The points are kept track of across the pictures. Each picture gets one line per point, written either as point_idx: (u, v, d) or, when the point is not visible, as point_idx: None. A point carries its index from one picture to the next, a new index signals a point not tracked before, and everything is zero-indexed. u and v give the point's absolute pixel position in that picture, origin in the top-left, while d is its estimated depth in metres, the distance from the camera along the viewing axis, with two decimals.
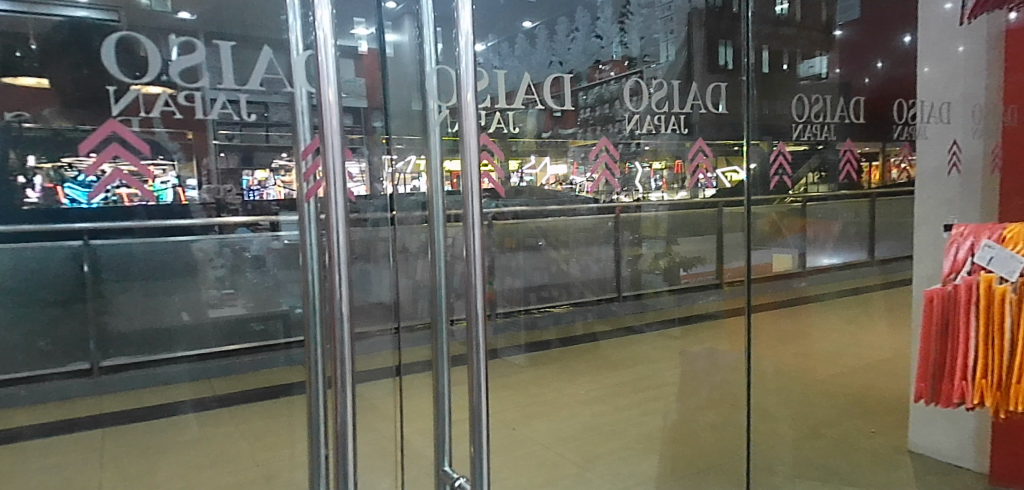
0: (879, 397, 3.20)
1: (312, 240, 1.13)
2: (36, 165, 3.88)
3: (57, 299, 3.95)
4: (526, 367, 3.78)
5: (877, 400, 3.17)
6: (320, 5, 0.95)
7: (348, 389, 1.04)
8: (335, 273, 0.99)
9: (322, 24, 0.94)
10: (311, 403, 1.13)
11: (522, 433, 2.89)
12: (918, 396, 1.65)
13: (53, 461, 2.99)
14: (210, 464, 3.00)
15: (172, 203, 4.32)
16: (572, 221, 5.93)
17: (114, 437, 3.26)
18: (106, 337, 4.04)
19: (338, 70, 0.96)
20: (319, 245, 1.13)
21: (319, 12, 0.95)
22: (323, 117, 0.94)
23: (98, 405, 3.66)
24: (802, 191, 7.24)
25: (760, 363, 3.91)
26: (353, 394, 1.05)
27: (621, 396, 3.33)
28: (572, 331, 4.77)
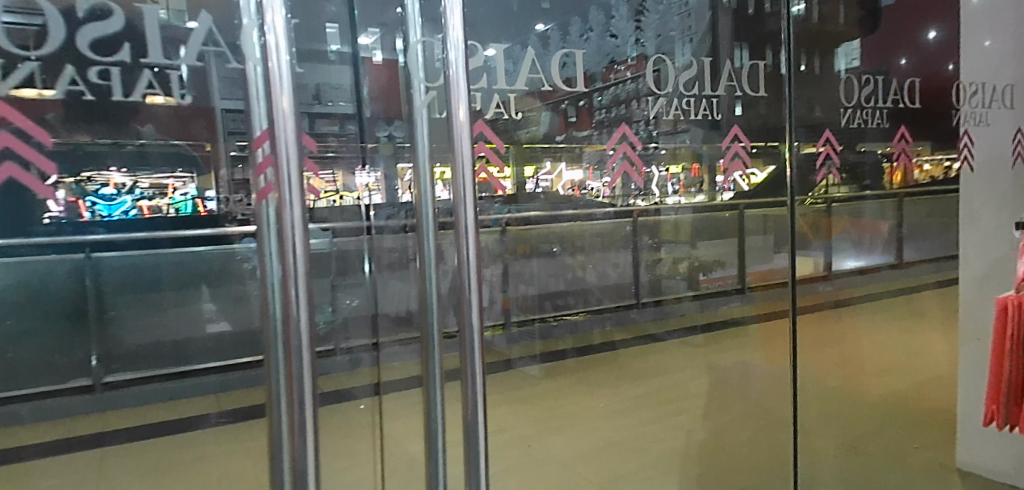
0: (922, 410, 3.01)
1: (271, 250, 1.13)
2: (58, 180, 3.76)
3: (65, 313, 3.99)
4: (542, 379, 3.62)
5: (922, 413, 2.96)
6: (272, 7, 1.10)
7: (307, 397, 1.18)
8: (292, 286, 1.13)
9: (273, 27, 1.08)
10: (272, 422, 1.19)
11: (538, 451, 2.72)
12: (993, 418, 1.75)
13: (49, 483, 2.89)
14: (216, 484, 2.89)
15: (194, 215, 4.28)
16: (589, 225, 5.91)
17: (120, 456, 3.18)
18: (110, 352, 4.03)
19: (290, 74, 1.09)
20: (278, 255, 1.13)
21: (270, 16, 1.09)
22: (277, 118, 1.09)
23: (103, 423, 3.57)
24: (824, 192, 6.88)
25: (790, 374, 3.72)
26: (311, 400, 1.19)
27: (643, 410, 3.15)
28: (589, 339, 4.59)
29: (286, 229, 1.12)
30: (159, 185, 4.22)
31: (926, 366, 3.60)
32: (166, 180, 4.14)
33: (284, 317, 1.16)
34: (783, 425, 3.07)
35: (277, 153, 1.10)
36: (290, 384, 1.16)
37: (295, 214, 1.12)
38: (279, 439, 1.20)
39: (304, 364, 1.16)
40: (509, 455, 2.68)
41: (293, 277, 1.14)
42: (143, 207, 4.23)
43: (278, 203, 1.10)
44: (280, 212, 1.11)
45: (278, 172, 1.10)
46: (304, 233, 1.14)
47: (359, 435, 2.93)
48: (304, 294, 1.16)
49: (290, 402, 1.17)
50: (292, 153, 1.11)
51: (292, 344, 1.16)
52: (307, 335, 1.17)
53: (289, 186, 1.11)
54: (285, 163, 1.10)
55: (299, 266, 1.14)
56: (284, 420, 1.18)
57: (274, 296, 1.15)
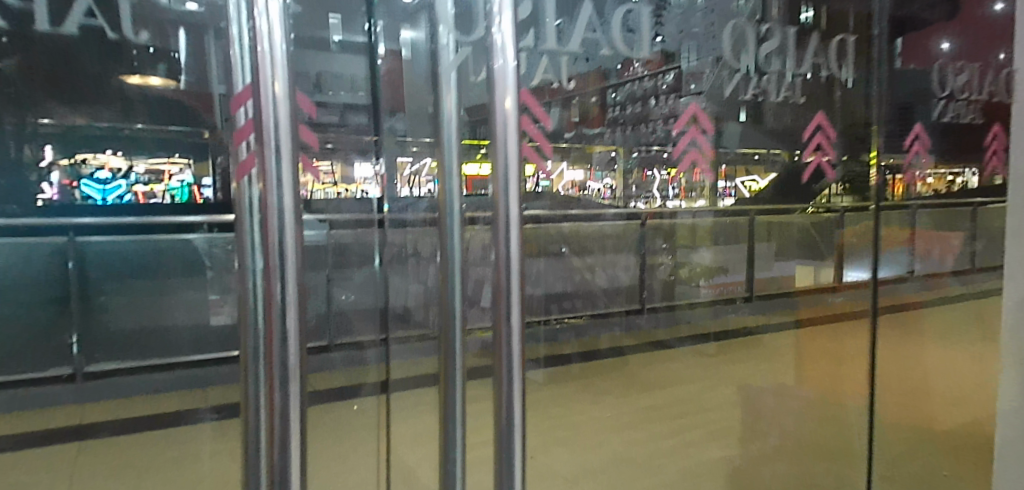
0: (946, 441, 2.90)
1: (253, 238, 1.03)
2: (55, 161, 4.28)
3: (50, 298, 3.96)
4: (546, 385, 3.45)
5: (947, 447, 2.85)
6: None
7: (291, 398, 1.08)
8: (274, 278, 1.03)
9: None
10: (250, 421, 1.10)
11: (543, 463, 2.56)
12: None
13: (16, 479, 2.73)
14: (205, 481, 2.74)
15: (189, 203, 4.38)
16: (596, 226, 5.72)
17: (104, 447, 3.03)
18: (91, 340, 3.98)
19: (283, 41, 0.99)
20: (261, 244, 1.03)
21: None
22: (262, 91, 0.98)
23: (84, 416, 3.43)
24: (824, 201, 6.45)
25: (809, 391, 3.56)
26: (297, 404, 1.09)
27: (654, 422, 2.99)
28: (596, 344, 4.42)
29: (269, 215, 1.01)
30: (156, 170, 4.47)
31: (950, 392, 3.49)
32: (164, 166, 4.42)
33: (266, 318, 1.05)
34: (804, 448, 2.91)
35: (264, 136, 0.99)
36: (268, 393, 1.07)
37: (283, 203, 1.00)
38: (255, 441, 1.11)
39: (284, 373, 1.06)
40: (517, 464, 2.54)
41: (275, 272, 1.03)
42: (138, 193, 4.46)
43: (263, 192, 1.00)
44: (263, 195, 1.01)
45: (261, 149, 0.99)
46: (295, 220, 1.03)
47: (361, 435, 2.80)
48: (293, 286, 1.05)
49: (268, 409, 1.08)
50: (288, 136, 1.00)
51: (272, 351, 1.05)
52: (293, 341, 1.06)
53: (277, 172, 1.00)
54: (272, 142, 0.99)
55: (284, 259, 1.03)
56: (261, 433, 1.10)
57: (254, 296, 1.05)
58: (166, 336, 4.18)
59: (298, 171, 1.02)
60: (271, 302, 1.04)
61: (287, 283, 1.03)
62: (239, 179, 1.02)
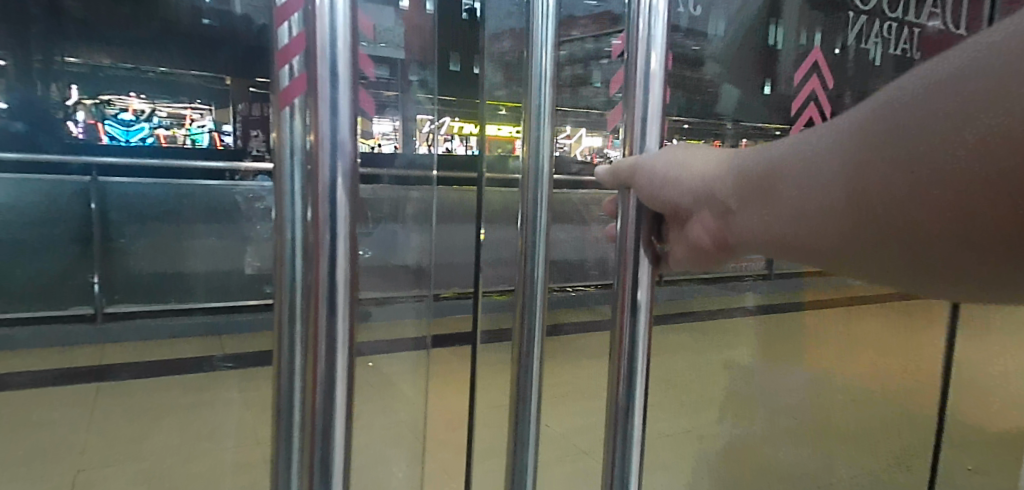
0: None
1: (296, 181, 0.76)
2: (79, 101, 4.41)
3: (75, 237, 4.04)
4: None
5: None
6: None
7: (340, 395, 0.82)
8: (323, 229, 0.76)
9: None
10: (280, 426, 0.84)
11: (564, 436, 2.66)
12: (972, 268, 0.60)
13: (43, 413, 2.82)
14: (229, 420, 2.81)
15: (209, 147, 4.60)
16: None
17: (128, 392, 3.08)
18: (112, 281, 4.09)
19: None
20: (303, 189, 0.76)
21: None
22: None
23: (104, 358, 3.52)
24: None
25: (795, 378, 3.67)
26: (345, 408, 0.83)
27: None
28: None
29: (321, 147, 0.75)
30: (176, 115, 4.65)
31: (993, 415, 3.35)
32: (184, 111, 4.54)
33: (308, 269, 0.78)
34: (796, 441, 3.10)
35: (307, 38, 0.73)
36: (308, 373, 0.81)
37: (332, 138, 0.75)
38: (286, 457, 0.85)
39: (328, 348, 0.80)
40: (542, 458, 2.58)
41: (324, 221, 0.76)
42: (158, 136, 4.60)
43: (307, 117, 0.75)
44: (316, 123, 0.74)
45: (315, 50, 0.73)
46: (355, 159, 0.78)
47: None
48: (346, 249, 0.79)
49: (307, 411, 0.82)
50: (344, 39, 0.74)
51: (315, 311, 0.79)
52: (343, 301, 0.79)
53: (328, 85, 0.74)
54: (326, 49, 0.73)
55: (335, 209, 0.77)
56: (297, 440, 0.83)
57: (294, 257, 0.78)
58: (182, 280, 4.25)
59: (357, 110, 0.77)
60: (315, 255, 0.77)
61: (342, 233, 0.77)
62: (281, 123, 0.76)
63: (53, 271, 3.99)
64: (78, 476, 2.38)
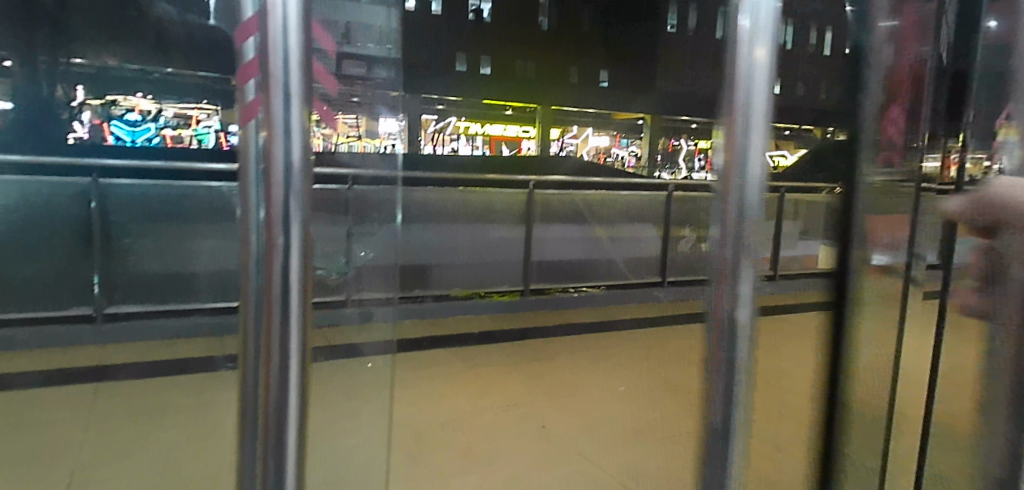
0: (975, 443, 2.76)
1: (253, 195, 1.21)
2: (86, 102, 4.56)
3: (77, 237, 4.06)
4: (547, 359, 3.64)
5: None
6: None
7: (292, 350, 1.28)
8: (277, 233, 1.22)
9: None
10: (246, 373, 1.30)
11: (554, 433, 2.72)
12: None
13: (43, 413, 2.82)
14: (227, 419, 2.84)
15: (214, 147, 4.68)
16: (620, 196, 5.50)
17: (119, 392, 3.08)
18: (111, 282, 4.09)
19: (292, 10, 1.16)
20: (260, 202, 1.22)
21: None
22: (269, 59, 1.17)
23: (103, 358, 3.54)
24: None
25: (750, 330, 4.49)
26: (297, 358, 1.29)
27: (665, 399, 3.13)
28: (609, 315, 4.69)
29: (274, 169, 1.19)
30: (182, 115, 4.79)
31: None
32: (192, 111, 4.72)
33: (268, 263, 1.24)
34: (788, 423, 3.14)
35: (270, 89, 1.18)
36: (268, 332, 1.27)
37: (288, 159, 1.20)
38: (249, 391, 1.31)
39: (282, 318, 1.27)
40: (534, 452, 2.56)
41: (277, 225, 1.22)
42: (164, 135, 4.72)
43: (269, 140, 1.19)
44: (269, 150, 1.19)
45: (271, 106, 1.18)
46: (306, 180, 1.23)
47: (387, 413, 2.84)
48: (296, 246, 1.24)
49: (269, 361, 1.28)
50: (299, 91, 1.19)
51: (271, 298, 1.25)
52: (295, 281, 1.26)
53: (283, 127, 1.19)
54: (280, 114, 1.19)
55: (283, 214, 1.22)
56: (261, 381, 1.30)
57: (256, 251, 1.24)
58: (182, 278, 4.23)
59: (305, 147, 1.23)
60: (270, 254, 1.23)
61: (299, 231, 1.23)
62: (245, 131, 1.20)
63: (53, 271, 4.01)
64: (74, 476, 2.38)
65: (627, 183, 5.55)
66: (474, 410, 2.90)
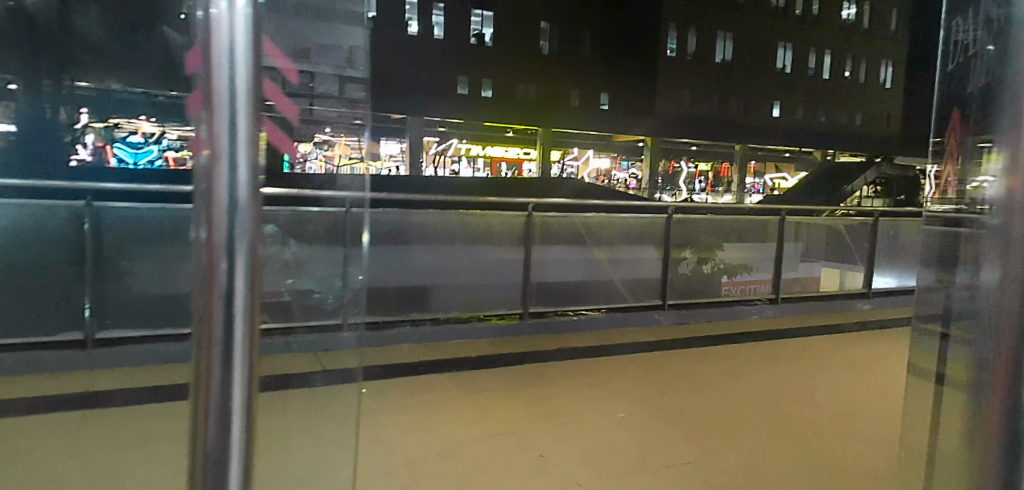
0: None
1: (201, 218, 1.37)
2: None
3: (68, 260, 4.01)
4: (548, 384, 3.59)
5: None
6: None
7: (236, 363, 1.45)
8: (219, 253, 1.38)
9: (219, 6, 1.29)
10: (195, 383, 1.46)
11: (554, 463, 2.65)
12: None
13: (30, 442, 2.76)
14: None
15: None
16: (619, 220, 5.31)
17: (112, 421, 3.00)
18: (103, 306, 4.03)
19: (235, 53, 1.32)
20: (206, 224, 1.38)
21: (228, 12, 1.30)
22: (214, 96, 1.32)
23: (94, 384, 3.47)
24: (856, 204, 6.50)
25: (752, 351, 4.46)
26: (240, 371, 1.46)
27: (668, 426, 3.07)
28: (611, 339, 4.64)
29: (217, 194, 1.35)
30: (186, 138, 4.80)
31: None
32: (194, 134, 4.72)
33: (213, 281, 1.40)
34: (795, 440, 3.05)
35: (214, 114, 1.32)
36: (212, 345, 1.43)
37: (232, 177, 1.36)
38: (197, 399, 1.47)
39: (225, 320, 1.42)
40: (533, 484, 2.47)
41: (220, 247, 1.38)
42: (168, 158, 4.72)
43: (212, 160, 1.34)
44: (213, 177, 1.35)
45: (214, 138, 1.33)
46: (251, 207, 1.39)
47: (384, 442, 2.76)
48: (239, 266, 1.40)
49: (211, 372, 1.44)
50: (245, 116, 1.35)
51: (215, 314, 1.41)
52: (240, 287, 1.41)
53: (227, 158, 1.35)
54: (222, 145, 1.34)
55: (225, 235, 1.38)
56: (207, 392, 1.45)
57: (203, 270, 1.40)
58: (176, 301, 4.17)
59: (249, 177, 1.38)
60: (213, 273, 1.39)
61: (243, 242, 1.38)
62: (196, 159, 1.37)
63: (45, 295, 3.95)
64: None
65: (622, 210, 5.34)
66: (470, 439, 2.82)
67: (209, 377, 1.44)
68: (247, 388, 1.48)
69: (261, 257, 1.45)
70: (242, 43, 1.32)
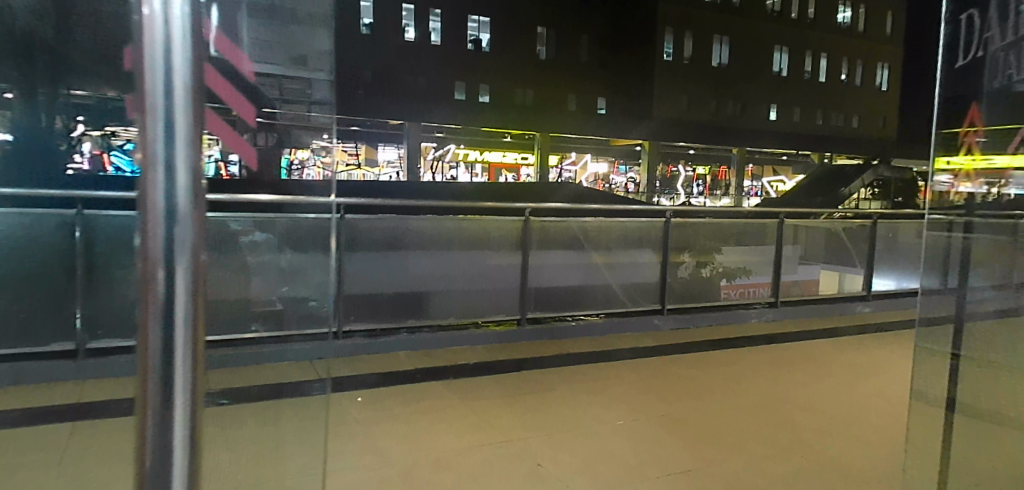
0: (989, 469, 2.62)
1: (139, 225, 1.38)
2: None
3: (59, 270, 3.97)
4: (546, 391, 3.55)
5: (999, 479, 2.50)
6: None
7: (178, 376, 1.43)
8: (156, 261, 1.38)
9: (152, 11, 1.31)
10: (136, 399, 1.45)
11: (549, 471, 2.61)
12: None
13: (17, 453, 2.71)
14: None
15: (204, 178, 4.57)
16: (617, 224, 5.27)
17: (103, 434, 2.94)
18: (95, 316, 3.99)
19: (169, 58, 1.34)
20: (143, 232, 1.38)
21: (162, 18, 1.31)
22: (149, 100, 1.34)
23: (84, 394, 3.43)
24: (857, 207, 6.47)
25: (751, 355, 4.42)
26: (182, 386, 1.44)
27: (666, 432, 3.04)
28: (609, 344, 4.60)
29: (152, 200, 1.36)
30: None
31: None
32: None
33: (151, 291, 1.40)
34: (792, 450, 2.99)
35: (148, 118, 1.34)
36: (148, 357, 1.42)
37: (169, 182, 1.36)
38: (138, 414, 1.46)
39: (163, 330, 1.41)
40: None
41: (156, 256, 1.38)
42: None
43: (147, 165, 1.35)
44: (150, 183, 1.36)
45: (148, 143, 1.34)
46: (192, 214, 1.39)
47: (379, 452, 2.71)
48: (179, 275, 1.41)
49: (149, 387, 1.43)
50: (180, 121, 1.36)
51: (151, 326, 1.41)
52: (179, 297, 1.41)
53: (165, 164, 1.36)
54: (157, 150, 1.35)
55: (161, 244, 1.38)
56: (148, 406, 1.44)
57: (140, 280, 1.40)
58: None
59: (190, 183, 1.39)
60: (150, 283, 1.39)
61: (179, 248, 1.38)
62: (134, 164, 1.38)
63: (36, 305, 3.92)
64: None
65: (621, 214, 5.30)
66: (466, 449, 2.77)
67: (145, 387, 1.43)
68: (191, 401, 1.47)
69: (204, 266, 1.45)
70: (174, 46, 1.33)
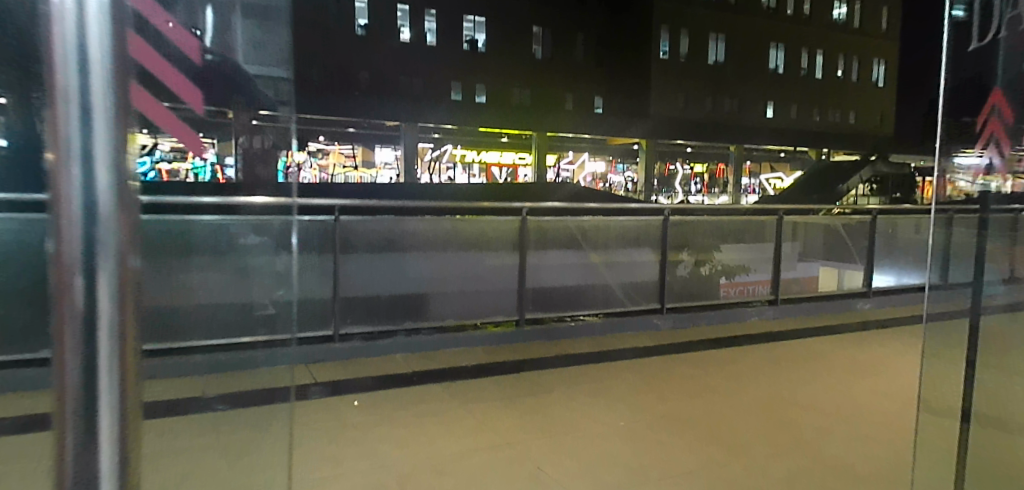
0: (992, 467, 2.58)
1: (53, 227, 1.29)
2: None
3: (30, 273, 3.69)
4: (543, 393, 3.51)
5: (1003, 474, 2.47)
6: None
7: (104, 388, 1.36)
8: (68, 267, 1.29)
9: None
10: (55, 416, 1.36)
11: (547, 474, 2.57)
12: None
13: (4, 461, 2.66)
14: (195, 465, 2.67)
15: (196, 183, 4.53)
16: (615, 222, 5.24)
17: None
18: None
19: (82, 45, 1.25)
20: (56, 235, 1.29)
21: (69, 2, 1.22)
22: (57, 91, 1.25)
23: None
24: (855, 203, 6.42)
25: (750, 354, 4.37)
26: (105, 401, 1.36)
27: (665, 433, 2.99)
28: (608, 345, 4.55)
29: (65, 199, 1.28)
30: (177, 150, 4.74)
31: None
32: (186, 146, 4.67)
33: (65, 300, 1.31)
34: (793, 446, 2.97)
35: (59, 110, 1.25)
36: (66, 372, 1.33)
37: (87, 180, 1.28)
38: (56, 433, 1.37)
39: (84, 341, 1.33)
40: None
41: (69, 261, 1.29)
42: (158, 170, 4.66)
43: (59, 162, 1.27)
44: (60, 180, 1.27)
45: (59, 138, 1.26)
46: (116, 214, 1.32)
47: (372, 457, 2.66)
48: (101, 280, 1.32)
49: (69, 403, 1.34)
50: (99, 113, 1.28)
51: (67, 338, 1.32)
52: (102, 306, 1.33)
53: (81, 159, 1.28)
54: (68, 143, 1.26)
55: (76, 248, 1.29)
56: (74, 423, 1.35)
57: (54, 287, 1.31)
58: None
59: (112, 181, 1.31)
60: (66, 290, 1.31)
61: (103, 250, 1.31)
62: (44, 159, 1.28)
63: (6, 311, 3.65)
64: None
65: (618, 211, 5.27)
66: (461, 453, 2.72)
67: (64, 406, 1.34)
68: (118, 417, 1.39)
69: (131, 271, 1.37)
70: (87, 36, 1.25)
